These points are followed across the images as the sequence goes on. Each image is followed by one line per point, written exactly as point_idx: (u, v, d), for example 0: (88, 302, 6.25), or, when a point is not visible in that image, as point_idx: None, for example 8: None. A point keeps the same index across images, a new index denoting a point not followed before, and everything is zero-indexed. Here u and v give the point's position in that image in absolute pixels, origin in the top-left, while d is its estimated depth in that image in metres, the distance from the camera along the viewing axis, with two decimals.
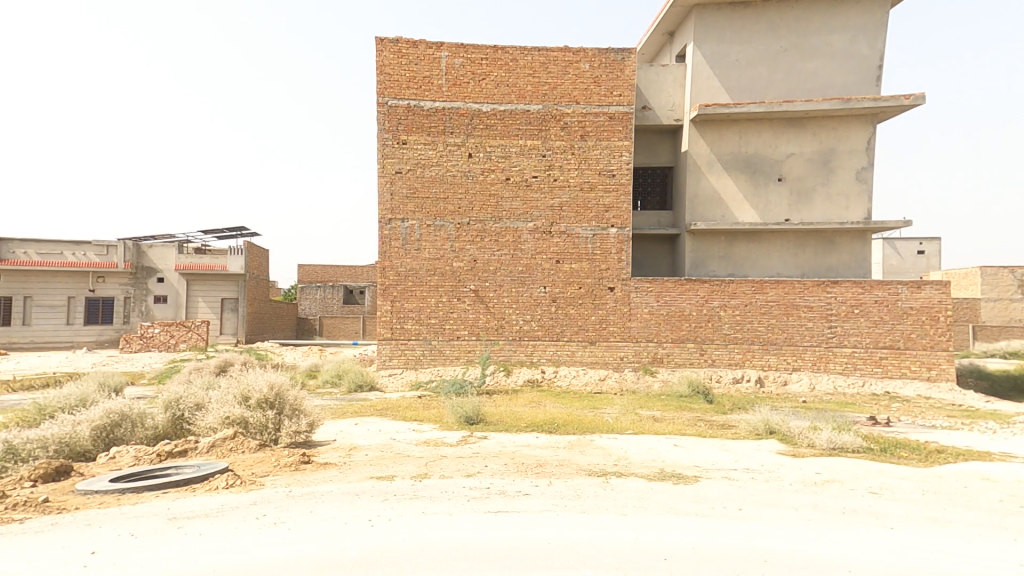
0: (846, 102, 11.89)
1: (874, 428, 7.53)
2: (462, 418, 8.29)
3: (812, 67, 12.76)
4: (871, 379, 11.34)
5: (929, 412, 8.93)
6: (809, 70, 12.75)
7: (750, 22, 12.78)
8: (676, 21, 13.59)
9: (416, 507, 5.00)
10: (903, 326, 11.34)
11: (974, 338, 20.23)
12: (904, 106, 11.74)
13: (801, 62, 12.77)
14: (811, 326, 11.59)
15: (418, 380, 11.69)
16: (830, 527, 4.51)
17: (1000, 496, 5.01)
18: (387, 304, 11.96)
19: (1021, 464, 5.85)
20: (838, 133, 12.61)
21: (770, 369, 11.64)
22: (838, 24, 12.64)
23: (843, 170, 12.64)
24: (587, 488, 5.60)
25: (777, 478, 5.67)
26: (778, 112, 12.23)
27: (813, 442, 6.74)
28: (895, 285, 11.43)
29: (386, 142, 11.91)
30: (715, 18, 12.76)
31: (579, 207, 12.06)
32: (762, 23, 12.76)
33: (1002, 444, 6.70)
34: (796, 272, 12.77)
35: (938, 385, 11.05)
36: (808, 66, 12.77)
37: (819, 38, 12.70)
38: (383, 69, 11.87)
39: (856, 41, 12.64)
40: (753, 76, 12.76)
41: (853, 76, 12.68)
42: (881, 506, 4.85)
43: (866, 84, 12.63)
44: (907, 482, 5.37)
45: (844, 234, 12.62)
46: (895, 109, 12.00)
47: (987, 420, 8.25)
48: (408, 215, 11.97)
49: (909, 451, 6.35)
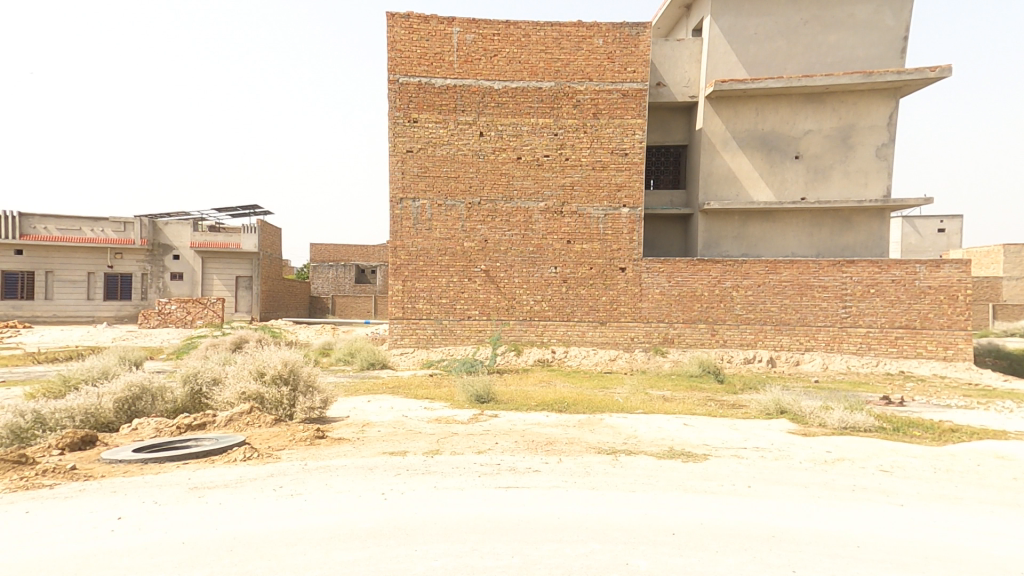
0: (868, 76, 11.55)
1: (887, 407, 7.49)
2: (473, 396, 8.41)
3: (835, 39, 12.35)
4: (885, 358, 11.23)
5: (944, 392, 8.83)
6: (831, 43, 12.35)
7: None
8: None
9: (428, 481, 5.09)
10: (920, 305, 11.17)
11: (994, 317, 19.96)
12: (929, 79, 11.38)
13: (823, 33, 12.36)
14: (825, 307, 11.46)
15: (430, 359, 11.78)
16: (839, 503, 4.52)
17: (1013, 473, 4.97)
18: (399, 284, 12.02)
19: None
20: (858, 109, 12.29)
21: (782, 349, 11.57)
22: None
23: (862, 146, 12.35)
24: (596, 465, 5.66)
25: (787, 457, 5.68)
26: (797, 87, 11.92)
27: (825, 421, 6.72)
28: (913, 264, 11.21)
29: (397, 120, 11.85)
30: None
31: (591, 186, 11.94)
32: None
33: (1018, 423, 6.62)
34: (811, 251, 12.59)
35: (954, 364, 10.93)
36: (830, 38, 12.35)
37: (842, 10, 12.31)
38: (394, 46, 11.73)
39: (881, 12, 12.22)
40: (771, 51, 12.44)
41: (877, 49, 12.27)
42: (891, 483, 4.85)
43: (890, 58, 12.25)
44: (918, 461, 5.34)
45: (862, 212, 12.40)
46: (918, 83, 11.66)
47: (1003, 399, 8.15)
48: (419, 194, 11.95)
49: (921, 430, 6.32)
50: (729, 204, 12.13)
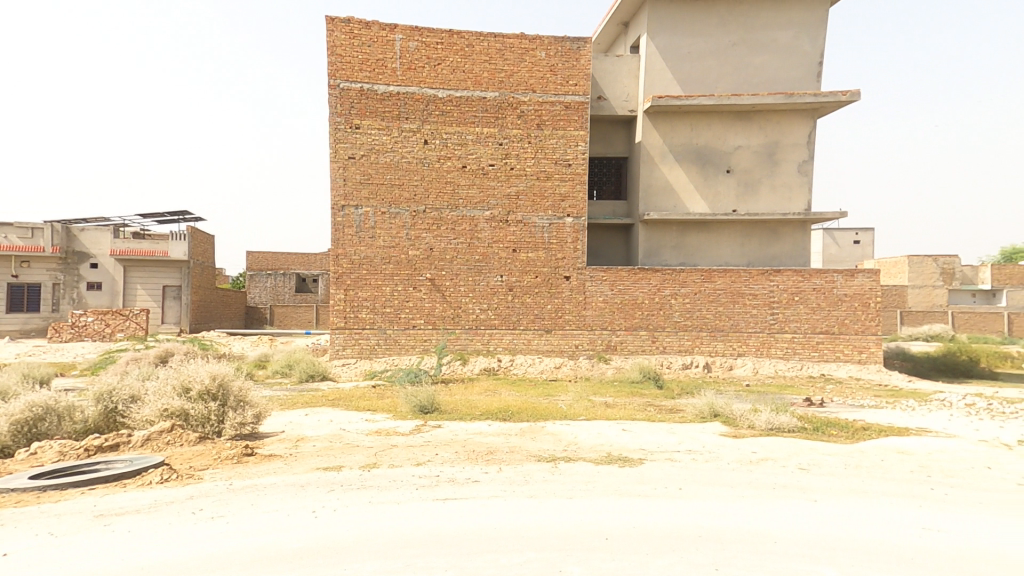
0: (790, 97, 12.29)
1: (809, 409, 7.92)
2: (417, 407, 8.25)
3: (760, 61, 13.07)
4: (808, 362, 11.89)
5: (858, 393, 9.46)
6: (756, 65, 13.06)
7: (700, 15, 12.99)
8: (629, 12, 13.73)
9: (363, 496, 4.95)
10: (838, 312, 11.90)
11: (901, 323, 21.62)
12: (842, 102, 12.22)
13: (749, 56, 13.06)
14: (755, 313, 12.02)
15: (373, 369, 11.51)
16: (761, 500, 4.73)
17: (912, 466, 5.38)
18: (341, 293, 11.67)
19: (934, 438, 6.27)
20: (781, 128, 13.05)
21: (717, 355, 12.05)
22: (783, 21, 12.98)
23: (786, 162, 13.09)
24: (536, 473, 5.67)
25: (717, 458, 5.89)
26: (727, 105, 12.54)
27: (753, 422, 7.02)
28: (831, 274, 11.95)
29: (339, 126, 11.55)
30: (667, 11, 12.95)
31: (535, 195, 12.08)
32: (712, 17, 12.99)
33: (922, 421, 7.15)
34: (742, 261, 13.20)
35: (867, 366, 11.73)
36: (756, 60, 13.06)
37: (766, 34, 13.03)
38: (334, 50, 11.49)
39: (800, 38, 13.02)
40: (703, 69, 13.04)
41: (797, 72, 13.06)
42: (809, 480, 5.11)
43: (809, 80, 13.08)
44: (833, 458, 5.67)
45: (787, 225, 13.13)
46: (833, 105, 12.50)
47: (908, 399, 8.82)
48: (362, 202, 11.70)
49: (838, 429, 6.72)
50: (668, 214, 12.58)
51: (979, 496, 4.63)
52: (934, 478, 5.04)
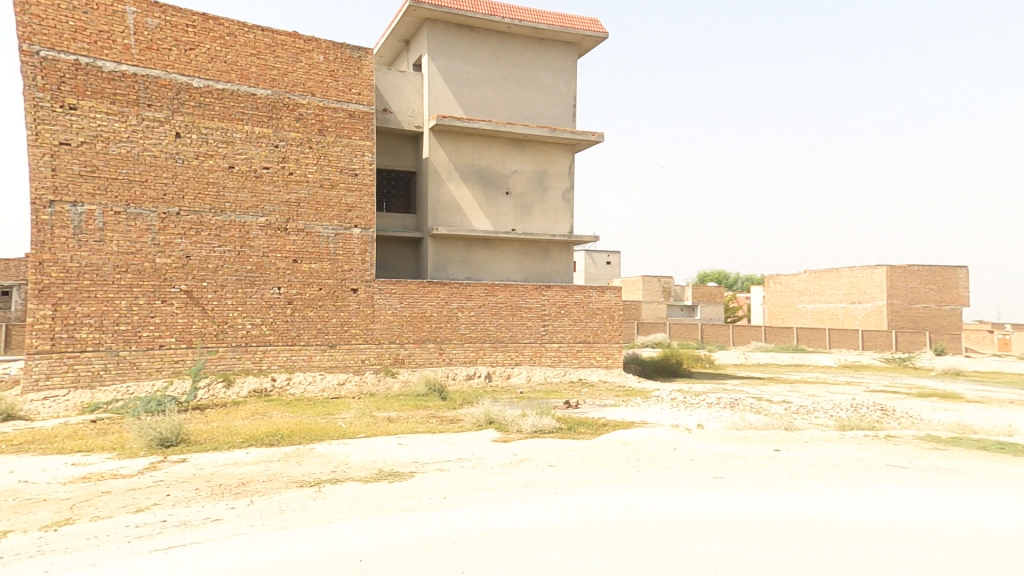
0: (553, 132, 13.98)
1: (567, 411, 8.88)
2: (158, 442, 6.92)
3: (528, 97, 14.55)
4: (570, 368, 13.45)
5: (603, 395, 10.95)
6: (525, 99, 14.51)
7: (476, 46, 13.95)
8: (410, 31, 14.06)
9: (45, 564, 3.87)
10: (592, 324, 13.74)
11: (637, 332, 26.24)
12: (593, 142, 14.36)
13: (518, 91, 14.45)
14: (529, 325, 13.17)
15: (94, 402, 9.23)
16: (513, 500, 5.07)
17: (629, 454, 6.40)
18: (49, 309, 9.25)
19: (652, 428, 7.57)
20: (549, 158, 14.70)
21: (497, 364, 12.81)
22: (544, 64, 14.68)
23: (554, 189, 14.76)
24: (293, 501, 5.19)
25: (481, 464, 6.18)
26: (503, 132, 13.69)
27: (521, 426, 7.58)
28: (588, 289, 13.74)
29: (40, 102, 9.23)
30: (445, 37, 13.62)
31: (318, 204, 11.40)
32: (484, 49, 14.04)
33: (644, 415, 8.57)
34: (520, 277, 14.38)
35: (612, 370, 13.76)
36: (524, 95, 14.50)
37: (531, 72, 14.57)
38: (30, 8, 9.15)
39: (557, 81, 14.86)
40: (480, 97, 14.01)
41: (557, 110, 14.87)
42: (555, 475, 5.68)
43: (567, 120, 15.00)
44: (576, 453, 6.42)
45: (556, 245, 14.74)
46: (587, 143, 14.60)
47: (637, 397, 10.53)
48: (82, 198, 9.52)
49: (586, 426, 7.66)
50: (453, 230, 13.08)
51: (674, 473, 5.69)
52: (645, 462, 6.06)
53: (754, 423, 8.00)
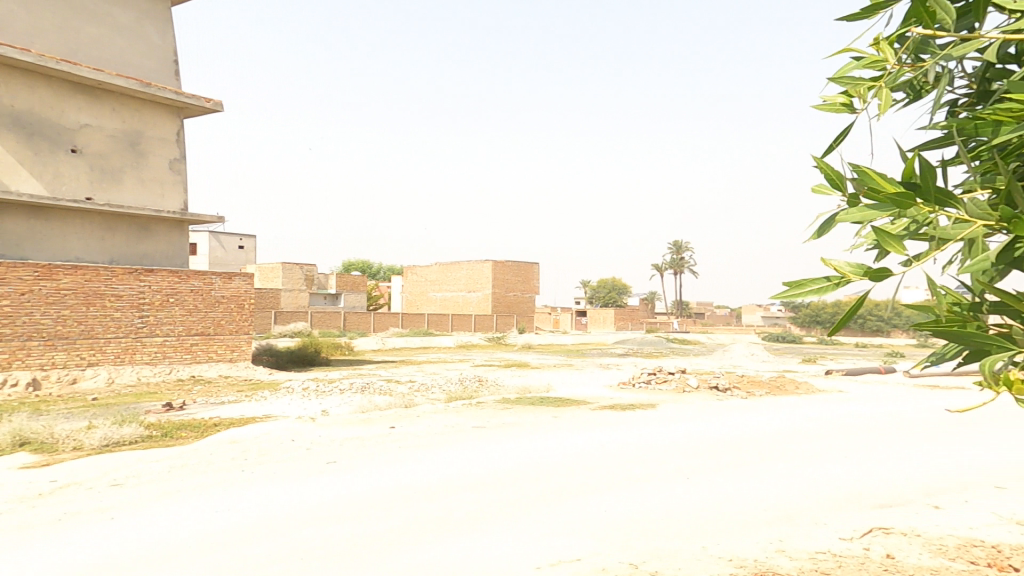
0: (146, 84, 16.40)
1: (169, 413, 10.43)
2: None
3: (92, 32, 16.28)
4: (179, 365, 16.30)
5: (224, 392, 13.09)
6: (89, 34, 16.17)
7: None
8: None
9: None
10: (215, 313, 17.16)
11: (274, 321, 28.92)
12: (203, 105, 17.62)
13: (79, 24, 15.98)
14: (119, 318, 15.26)
15: None
16: (60, 530, 5.29)
17: (237, 454, 7.84)
18: None
19: (258, 425, 9.25)
20: (141, 117, 16.87)
21: (56, 368, 14.08)
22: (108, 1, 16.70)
23: (149, 154, 17.08)
24: None
25: (77, 483, 6.61)
26: (59, 69, 14.79)
27: (84, 442, 8.15)
28: (210, 277, 17.11)
29: None
30: None
31: None
32: None
33: (254, 409, 10.80)
34: (104, 258, 16.05)
35: (235, 362, 17.49)
36: (88, 29, 16.19)
37: (94, 6, 16.41)
38: None
39: (135, 21, 17.37)
40: (25, 22, 14.79)
41: (137, 55, 17.38)
42: (114, 495, 6.24)
43: (155, 71, 17.74)
44: (157, 465, 7.27)
45: (162, 223, 17.27)
46: (196, 108, 17.96)
47: (262, 391, 13.07)
48: None
49: (188, 430, 9.15)
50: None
51: (276, 467, 7.26)
52: (244, 461, 7.46)
53: (375, 404, 11.15)
